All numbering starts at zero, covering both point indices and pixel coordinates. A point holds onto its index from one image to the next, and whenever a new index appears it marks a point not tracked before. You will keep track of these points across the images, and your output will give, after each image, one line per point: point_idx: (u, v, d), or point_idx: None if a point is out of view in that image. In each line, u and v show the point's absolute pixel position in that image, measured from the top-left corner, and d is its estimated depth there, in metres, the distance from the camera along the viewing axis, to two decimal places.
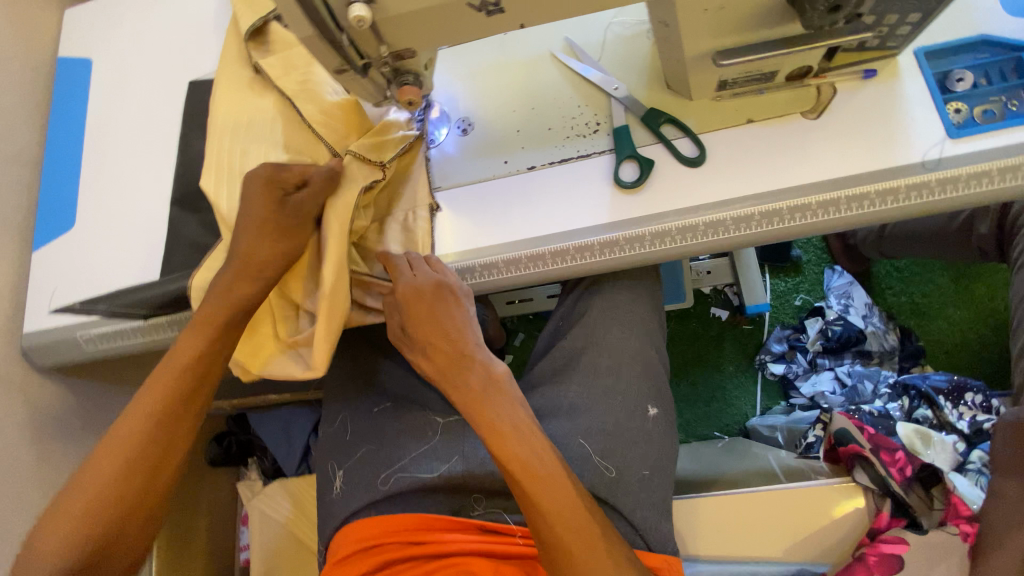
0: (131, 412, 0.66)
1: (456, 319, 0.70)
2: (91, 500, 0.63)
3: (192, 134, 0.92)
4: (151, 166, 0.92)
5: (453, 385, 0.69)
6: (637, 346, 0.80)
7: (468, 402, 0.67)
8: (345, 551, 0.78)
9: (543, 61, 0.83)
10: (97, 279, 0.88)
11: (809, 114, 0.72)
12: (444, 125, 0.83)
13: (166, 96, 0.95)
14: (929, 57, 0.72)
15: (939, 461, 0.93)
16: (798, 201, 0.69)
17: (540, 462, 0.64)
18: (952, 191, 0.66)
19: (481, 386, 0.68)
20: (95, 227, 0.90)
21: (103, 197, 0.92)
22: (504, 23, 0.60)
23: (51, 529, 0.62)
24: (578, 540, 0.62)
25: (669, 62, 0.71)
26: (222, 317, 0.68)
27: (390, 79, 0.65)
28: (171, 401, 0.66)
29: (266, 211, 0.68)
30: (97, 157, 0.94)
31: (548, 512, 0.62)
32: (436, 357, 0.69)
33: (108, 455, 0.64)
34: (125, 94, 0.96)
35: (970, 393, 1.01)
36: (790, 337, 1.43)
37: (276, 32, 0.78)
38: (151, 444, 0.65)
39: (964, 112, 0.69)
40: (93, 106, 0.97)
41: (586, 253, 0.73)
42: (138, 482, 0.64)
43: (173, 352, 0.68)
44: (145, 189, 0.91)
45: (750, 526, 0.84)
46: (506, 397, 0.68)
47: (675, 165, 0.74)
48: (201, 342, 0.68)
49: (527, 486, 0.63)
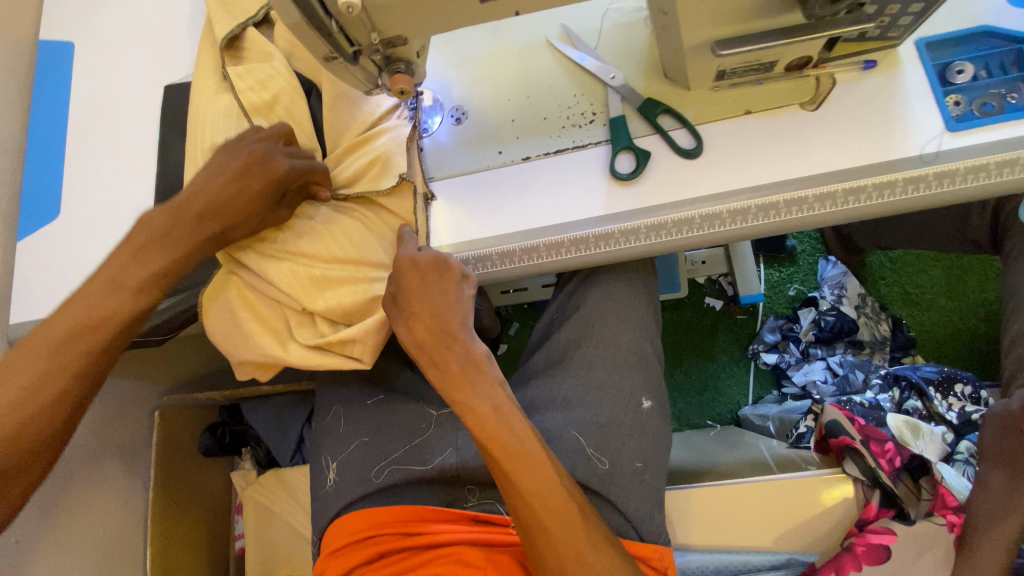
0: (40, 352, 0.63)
1: (441, 294, 0.67)
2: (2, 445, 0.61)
3: (176, 132, 0.89)
4: (137, 166, 0.89)
5: (430, 359, 0.66)
6: (630, 340, 0.79)
7: (439, 383, 0.66)
8: (339, 542, 0.79)
9: (539, 48, 0.82)
10: (85, 280, 0.86)
11: (808, 105, 0.71)
12: (438, 114, 0.81)
13: (149, 92, 0.92)
14: (931, 48, 0.70)
15: (929, 451, 0.89)
16: (795, 194, 0.68)
17: (519, 447, 0.64)
18: (949, 185, 0.66)
19: (461, 367, 0.66)
20: (82, 230, 0.88)
21: (88, 201, 0.89)
22: (498, 10, 0.58)
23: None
24: (557, 522, 0.62)
25: (666, 51, 0.69)
26: (162, 268, 0.67)
27: (381, 67, 0.63)
28: (82, 343, 0.65)
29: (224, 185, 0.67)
30: (81, 158, 0.91)
31: (524, 494, 0.62)
32: (414, 328, 0.67)
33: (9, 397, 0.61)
34: (106, 91, 0.93)
35: (959, 384, 1.02)
36: (783, 327, 1.44)
37: (252, 36, 0.76)
38: (61, 386, 0.64)
39: (963, 105, 0.68)
40: (74, 105, 0.94)
41: (582, 246, 0.73)
42: (45, 424, 0.63)
43: (88, 298, 0.65)
44: (132, 190, 0.88)
45: (741, 516, 0.85)
46: (487, 377, 0.67)
47: (671, 157, 0.73)
48: (129, 292, 0.66)
49: (506, 467, 0.63)
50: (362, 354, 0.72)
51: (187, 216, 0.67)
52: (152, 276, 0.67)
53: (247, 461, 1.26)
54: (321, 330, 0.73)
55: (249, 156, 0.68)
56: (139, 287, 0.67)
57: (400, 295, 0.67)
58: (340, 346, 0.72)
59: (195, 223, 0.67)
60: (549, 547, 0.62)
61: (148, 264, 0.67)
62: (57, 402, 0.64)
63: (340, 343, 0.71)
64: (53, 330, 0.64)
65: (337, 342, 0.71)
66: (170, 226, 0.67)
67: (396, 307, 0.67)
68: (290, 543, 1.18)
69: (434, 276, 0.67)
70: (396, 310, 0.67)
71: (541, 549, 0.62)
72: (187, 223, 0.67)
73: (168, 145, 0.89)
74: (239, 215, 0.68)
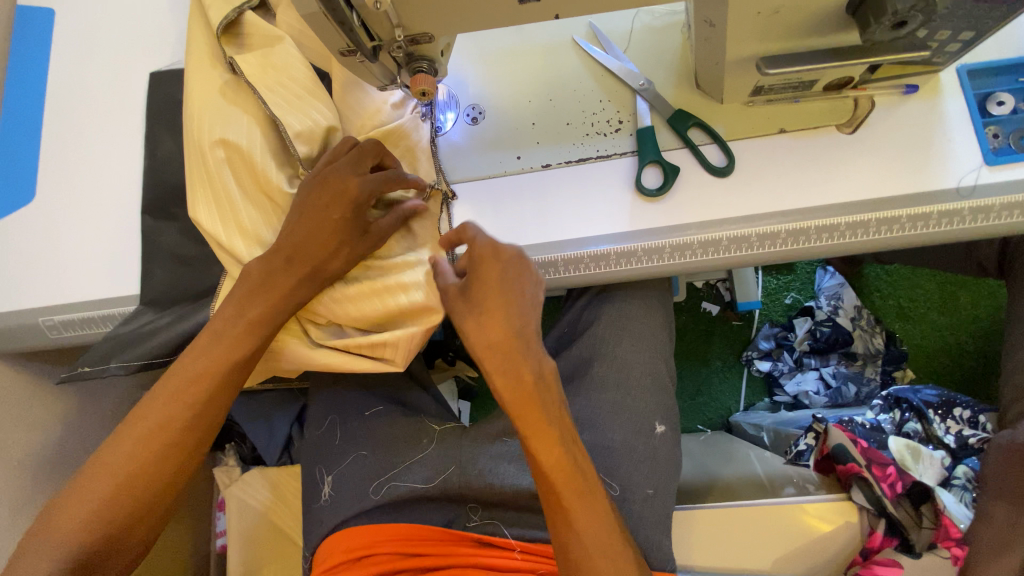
0: (149, 410, 0.62)
1: (516, 294, 0.61)
2: (104, 497, 0.59)
3: (161, 130, 0.81)
4: (121, 165, 0.82)
5: (501, 370, 0.60)
6: (647, 360, 0.78)
7: (508, 396, 0.61)
8: (334, 561, 0.76)
9: (563, 46, 0.77)
10: (66, 290, 0.79)
11: (844, 128, 0.68)
12: (452, 110, 0.76)
13: (133, 82, 0.84)
14: (972, 76, 0.68)
15: (928, 476, 0.92)
16: (827, 221, 0.66)
17: (580, 477, 0.63)
18: (983, 221, 0.64)
19: (534, 386, 0.60)
20: (61, 235, 0.81)
21: (68, 204, 0.82)
22: (537, 12, 0.53)
23: (58, 520, 0.58)
24: (603, 559, 0.62)
25: (704, 62, 0.65)
26: (264, 312, 0.64)
27: (402, 64, 0.57)
28: (190, 397, 0.63)
29: (315, 217, 0.63)
30: (58, 151, 0.83)
31: (575, 525, 0.62)
32: (485, 331, 0.60)
33: (123, 448, 0.61)
34: (85, 82, 0.85)
35: (958, 408, 1.03)
36: (778, 335, 1.43)
37: (251, 24, 0.69)
38: (172, 438, 0.62)
39: (1001, 138, 0.66)
40: (50, 94, 0.85)
41: (602, 262, 0.70)
42: (152, 480, 0.61)
43: (195, 348, 0.64)
44: (115, 193, 0.81)
45: (739, 539, 0.85)
46: (556, 401, 0.62)
47: (700, 174, 0.70)
48: (231, 339, 0.63)
49: (559, 493, 0.62)
50: (395, 356, 0.68)
51: (277, 261, 0.63)
52: (255, 320, 0.64)
53: (229, 456, 1.21)
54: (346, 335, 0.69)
55: (322, 184, 0.63)
56: (237, 335, 0.64)
57: (474, 288, 0.60)
58: (370, 350, 0.67)
59: (285, 265, 0.63)
60: None
61: (249, 311, 0.64)
62: (159, 459, 0.61)
63: (371, 346, 0.67)
64: (162, 388, 0.63)
65: (366, 346, 0.67)
66: (267, 273, 0.63)
67: (464, 301, 0.61)
68: (274, 544, 1.14)
69: (510, 272, 0.61)
70: (465, 307, 0.61)
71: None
72: (277, 265, 0.63)
73: (152, 144, 0.81)
74: (326, 249, 0.63)
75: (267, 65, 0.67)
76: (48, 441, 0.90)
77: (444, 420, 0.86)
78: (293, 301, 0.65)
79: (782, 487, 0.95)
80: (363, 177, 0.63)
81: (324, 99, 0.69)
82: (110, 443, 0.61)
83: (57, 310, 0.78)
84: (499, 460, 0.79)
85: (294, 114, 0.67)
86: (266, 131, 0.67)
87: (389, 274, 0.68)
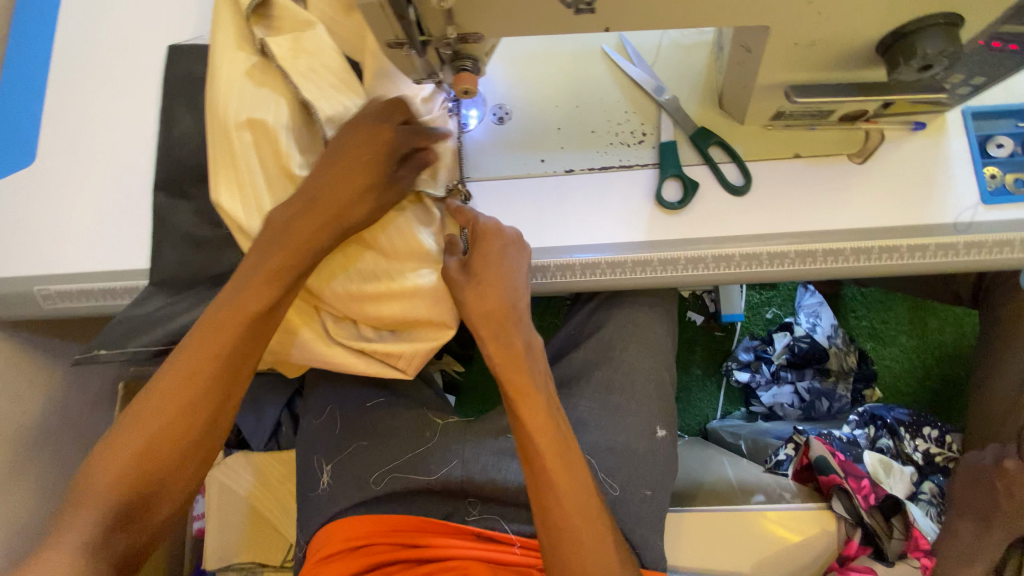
0: (178, 363, 0.62)
1: (511, 268, 0.66)
2: (140, 444, 0.60)
3: (177, 107, 0.79)
4: (130, 136, 0.79)
5: (488, 334, 0.66)
6: (651, 366, 0.81)
7: (499, 359, 0.66)
8: (329, 549, 0.76)
9: (593, 56, 0.78)
10: (65, 264, 0.76)
11: (855, 157, 0.72)
12: (478, 108, 0.77)
13: (148, 55, 0.82)
14: (975, 119, 0.72)
15: (897, 489, 0.98)
16: (834, 245, 0.69)
17: (560, 443, 0.65)
18: (975, 255, 0.68)
19: (522, 348, 0.66)
20: (64, 207, 0.78)
21: (73, 176, 0.79)
22: (588, 24, 0.54)
23: (96, 469, 0.60)
24: (588, 532, 0.64)
25: (732, 85, 0.68)
26: (283, 262, 0.62)
27: (446, 61, 0.58)
28: (218, 348, 0.62)
29: (341, 162, 0.62)
30: (62, 116, 0.81)
31: (559, 491, 0.64)
32: (479, 300, 0.65)
33: (157, 397, 0.61)
34: (98, 51, 0.82)
35: (927, 427, 1.09)
36: (757, 347, 1.47)
37: (282, 5, 0.68)
38: (200, 388, 0.62)
39: (998, 178, 0.70)
40: (57, 57, 0.82)
41: (618, 269, 0.71)
42: (181, 433, 0.61)
43: (223, 298, 0.64)
44: (123, 164, 0.79)
45: (723, 542, 0.89)
46: (537, 366, 0.68)
47: (718, 191, 0.72)
48: (255, 290, 0.62)
49: (546, 461, 0.64)
50: (407, 366, 0.69)
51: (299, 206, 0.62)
52: (274, 271, 0.62)
53: None
54: (363, 335, 0.69)
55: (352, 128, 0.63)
56: (258, 285, 0.62)
57: (475, 261, 0.66)
58: (383, 357, 0.69)
59: (306, 210, 0.62)
60: (575, 555, 0.63)
61: (271, 259, 0.62)
62: (188, 412, 0.62)
63: (385, 354, 0.68)
64: (193, 338, 0.63)
65: (380, 352, 0.68)
66: (288, 221, 0.62)
67: (466, 276, 0.66)
68: (253, 531, 1.11)
69: (509, 246, 0.66)
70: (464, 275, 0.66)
71: (565, 552, 0.63)
72: (297, 211, 0.62)
73: (167, 120, 0.79)
74: (346, 196, 0.62)
75: (299, 49, 0.66)
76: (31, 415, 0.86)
77: (447, 414, 0.86)
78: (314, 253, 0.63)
79: (752, 493, 0.96)
80: (395, 127, 0.63)
81: (353, 91, 0.69)
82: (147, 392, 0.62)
83: (53, 279, 0.75)
84: (502, 456, 0.80)
85: (323, 98, 0.66)
86: (294, 119, 0.67)
87: (405, 266, 0.67)
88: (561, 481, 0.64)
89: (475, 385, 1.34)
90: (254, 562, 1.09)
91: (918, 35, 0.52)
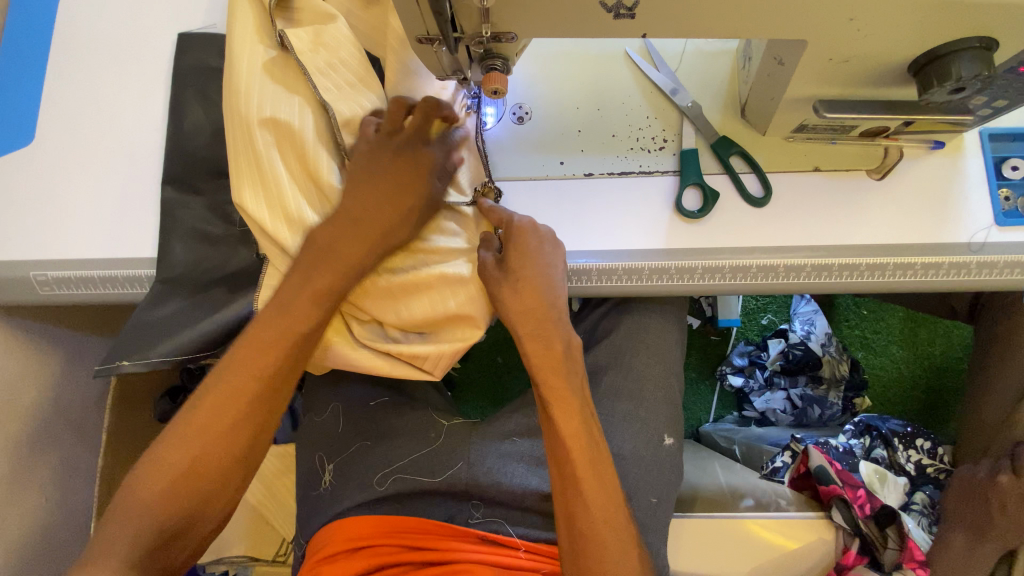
0: (221, 382, 0.63)
1: (549, 268, 0.66)
2: (185, 465, 0.61)
3: (184, 92, 0.76)
4: (135, 121, 0.77)
5: (531, 330, 0.66)
6: (660, 374, 0.81)
7: (537, 359, 0.67)
8: (331, 550, 0.75)
9: (615, 59, 0.77)
10: (64, 251, 0.73)
11: (873, 173, 0.72)
12: (496, 107, 0.75)
13: (155, 36, 0.79)
14: (991, 140, 0.73)
15: (890, 499, 1.00)
16: (849, 259, 0.69)
17: (591, 444, 0.66)
18: (986, 275, 0.69)
19: (561, 349, 0.67)
20: (64, 191, 0.75)
21: (74, 162, 0.76)
22: (624, 29, 0.53)
23: (141, 489, 0.60)
24: (613, 536, 0.64)
25: (758, 95, 0.67)
26: (329, 282, 0.63)
27: (476, 58, 0.56)
28: (261, 368, 0.63)
29: (388, 181, 0.63)
30: (62, 95, 0.77)
31: (586, 494, 0.64)
32: (519, 300, 0.65)
33: (201, 417, 0.62)
34: (103, 32, 0.79)
35: (919, 439, 1.10)
36: (752, 353, 1.48)
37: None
38: (243, 407, 0.63)
39: (1012, 201, 0.71)
40: (59, 34, 0.79)
41: (635, 276, 0.71)
42: (225, 455, 0.62)
43: (265, 315, 0.64)
44: (126, 149, 0.76)
45: (721, 548, 0.90)
46: (577, 366, 0.68)
47: (737, 202, 0.72)
48: (300, 308, 0.63)
49: (577, 465, 0.65)
50: (433, 368, 0.69)
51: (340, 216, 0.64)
52: (322, 290, 0.63)
53: None
54: (390, 336, 0.69)
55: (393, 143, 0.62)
56: (305, 304, 0.63)
57: (509, 260, 0.66)
58: (409, 359, 0.68)
59: (350, 229, 0.63)
60: (597, 559, 0.63)
61: (316, 280, 0.63)
62: (233, 431, 0.63)
63: (411, 356, 0.67)
64: (233, 357, 0.64)
65: (406, 354, 0.68)
66: (333, 239, 0.63)
67: (500, 273, 0.65)
68: (245, 524, 1.08)
69: (543, 243, 0.67)
70: (501, 274, 0.65)
71: (586, 553, 0.64)
72: (341, 230, 0.63)
73: (173, 109, 0.76)
74: (391, 217, 0.63)
75: (319, 43, 0.65)
76: (23, 403, 0.84)
77: (452, 415, 0.85)
78: (358, 272, 0.64)
79: (741, 498, 0.98)
80: (430, 148, 0.64)
81: (374, 87, 0.67)
82: (188, 413, 0.63)
83: (50, 265, 0.73)
84: (508, 460, 0.80)
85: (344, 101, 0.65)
86: (316, 114, 0.65)
87: (433, 260, 0.66)
88: (591, 485, 0.65)
89: (470, 383, 1.33)
90: (246, 557, 1.07)
91: (953, 57, 0.52)
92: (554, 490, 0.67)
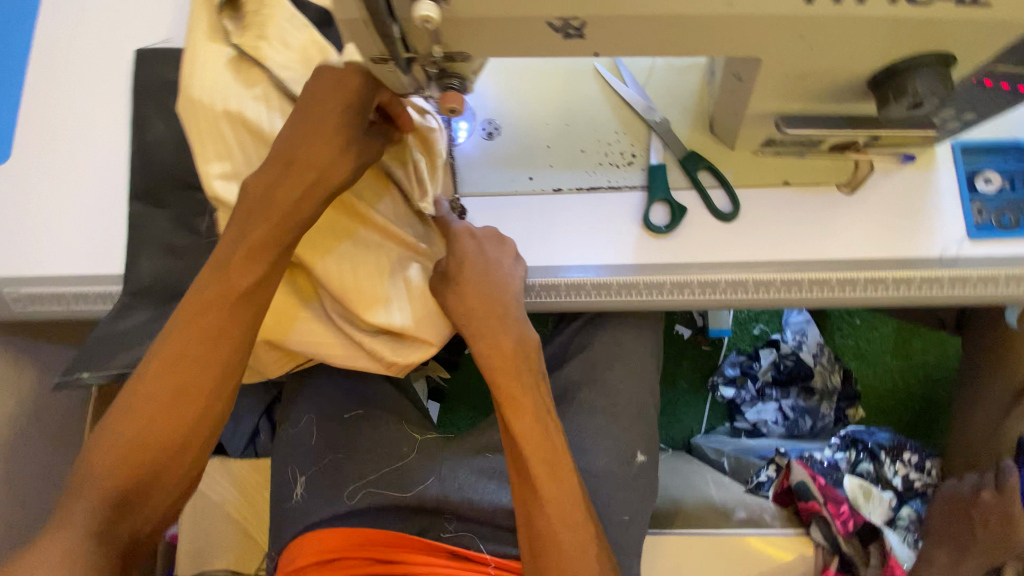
0: (198, 297, 0.59)
1: (493, 265, 0.66)
2: (172, 388, 0.58)
3: (155, 107, 0.77)
4: (107, 137, 0.77)
5: (475, 330, 0.66)
6: (634, 388, 0.80)
7: (486, 357, 0.66)
8: (300, 563, 0.75)
9: (585, 74, 0.78)
10: (33, 268, 0.73)
11: (843, 187, 0.71)
12: (467, 121, 0.76)
13: (128, 54, 0.79)
14: (963, 153, 0.72)
15: (875, 514, 0.99)
16: (818, 275, 0.68)
17: (548, 448, 0.66)
18: (960, 289, 0.68)
19: (512, 348, 0.66)
20: (35, 207, 0.75)
21: (47, 177, 0.76)
22: (577, 49, 0.53)
23: (123, 421, 0.58)
24: (571, 542, 0.64)
25: (723, 108, 0.67)
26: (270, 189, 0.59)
27: (431, 78, 0.56)
28: (240, 283, 0.59)
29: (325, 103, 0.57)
30: (35, 112, 0.78)
31: (542, 499, 0.64)
32: (466, 301, 0.65)
33: (182, 342, 0.59)
34: (73, 49, 0.80)
35: (907, 453, 1.08)
36: (743, 363, 1.45)
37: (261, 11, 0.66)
38: (222, 325, 0.59)
39: (984, 214, 0.70)
40: (33, 53, 0.80)
41: (603, 291, 0.70)
42: (204, 382, 0.59)
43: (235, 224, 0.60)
44: (97, 165, 0.76)
45: (699, 566, 0.88)
46: (531, 367, 0.67)
47: (706, 217, 0.72)
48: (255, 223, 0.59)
49: (532, 470, 0.64)
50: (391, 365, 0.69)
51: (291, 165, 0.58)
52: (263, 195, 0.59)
53: None
54: (351, 356, 0.68)
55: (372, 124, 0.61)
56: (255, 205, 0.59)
57: (451, 268, 0.66)
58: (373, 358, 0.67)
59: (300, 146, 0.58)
60: (554, 563, 0.63)
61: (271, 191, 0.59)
62: (217, 350, 0.59)
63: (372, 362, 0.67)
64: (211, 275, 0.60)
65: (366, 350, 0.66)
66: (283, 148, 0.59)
67: (444, 282, 0.66)
68: (225, 537, 1.07)
69: (485, 245, 0.67)
70: (444, 285, 0.66)
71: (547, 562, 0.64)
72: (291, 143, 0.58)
73: (138, 126, 0.77)
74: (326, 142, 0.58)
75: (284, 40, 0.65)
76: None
77: (426, 429, 0.85)
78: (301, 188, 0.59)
79: (733, 512, 0.96)
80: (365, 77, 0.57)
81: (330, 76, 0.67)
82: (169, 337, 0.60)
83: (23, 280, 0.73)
84: (479, 476, 0.79)
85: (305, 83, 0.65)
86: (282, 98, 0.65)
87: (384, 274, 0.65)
88: (548, 490, 0.65)
89: (458, 395, 1.32)
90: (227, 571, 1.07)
91: (910, 73, 0.52)
92: (513, 494, 0.67)
